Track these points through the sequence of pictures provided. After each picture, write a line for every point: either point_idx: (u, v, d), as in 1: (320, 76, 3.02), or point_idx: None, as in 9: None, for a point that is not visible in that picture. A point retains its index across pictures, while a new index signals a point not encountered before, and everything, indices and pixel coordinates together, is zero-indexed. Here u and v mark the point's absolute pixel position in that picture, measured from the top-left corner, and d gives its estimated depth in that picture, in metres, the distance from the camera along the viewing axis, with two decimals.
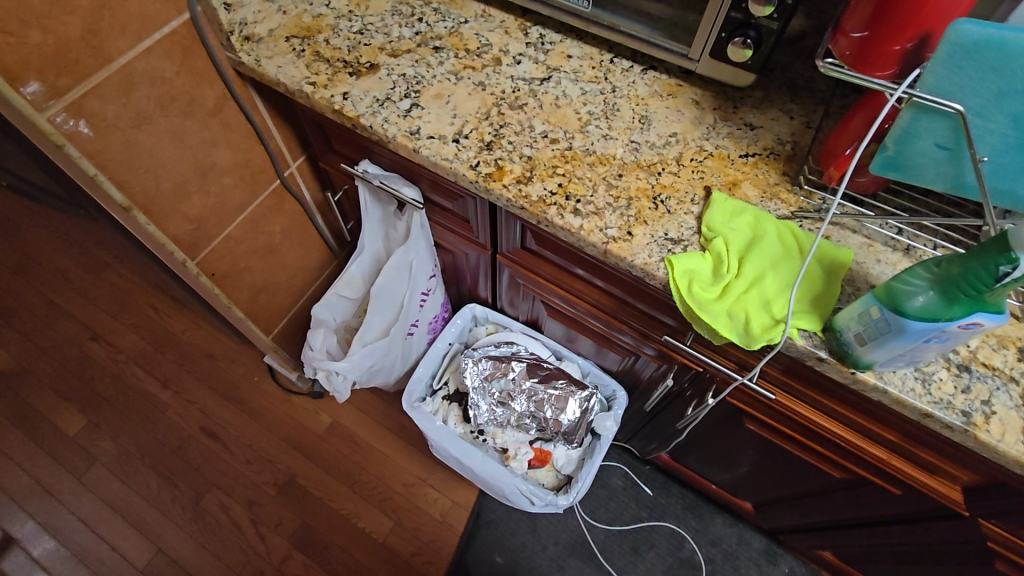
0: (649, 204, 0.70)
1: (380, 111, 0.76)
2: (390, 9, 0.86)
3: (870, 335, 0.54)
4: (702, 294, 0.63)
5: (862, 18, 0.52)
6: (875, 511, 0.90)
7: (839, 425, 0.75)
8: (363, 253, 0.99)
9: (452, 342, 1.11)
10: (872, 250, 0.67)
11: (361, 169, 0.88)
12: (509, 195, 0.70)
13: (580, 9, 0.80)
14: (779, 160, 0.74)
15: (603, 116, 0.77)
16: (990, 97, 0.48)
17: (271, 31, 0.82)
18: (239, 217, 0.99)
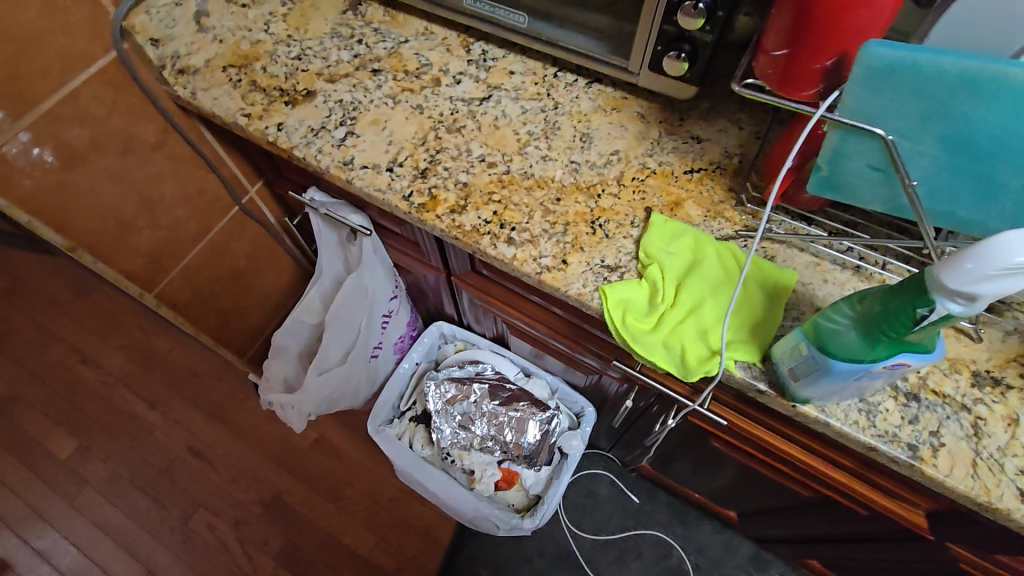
0: (587, 228, 0.67)
1: (314, 142, 0.74)
2: (330, 31, 0.84)
3: (802, 371, 0.51)
4: (637, 325, 0.61)
5: (778, 37, 0.48)
6: (848, 528, 0.87)
7: (794, 449, 0.72)
8: (323, 276, 0.98)
9: (419, 361, 1.10)
10: (820, 269, 0.64)
11: (309, 197, 0.88)
12: (443, 226, 0.68)
13: (518, 25, 0.78)
14: (724, 174, 0.71)
15: (543, 136, 0.75)
16: (914, 119, 0.45)
17: (208, 60, 0.80)
18: (196, 245, 1.01)
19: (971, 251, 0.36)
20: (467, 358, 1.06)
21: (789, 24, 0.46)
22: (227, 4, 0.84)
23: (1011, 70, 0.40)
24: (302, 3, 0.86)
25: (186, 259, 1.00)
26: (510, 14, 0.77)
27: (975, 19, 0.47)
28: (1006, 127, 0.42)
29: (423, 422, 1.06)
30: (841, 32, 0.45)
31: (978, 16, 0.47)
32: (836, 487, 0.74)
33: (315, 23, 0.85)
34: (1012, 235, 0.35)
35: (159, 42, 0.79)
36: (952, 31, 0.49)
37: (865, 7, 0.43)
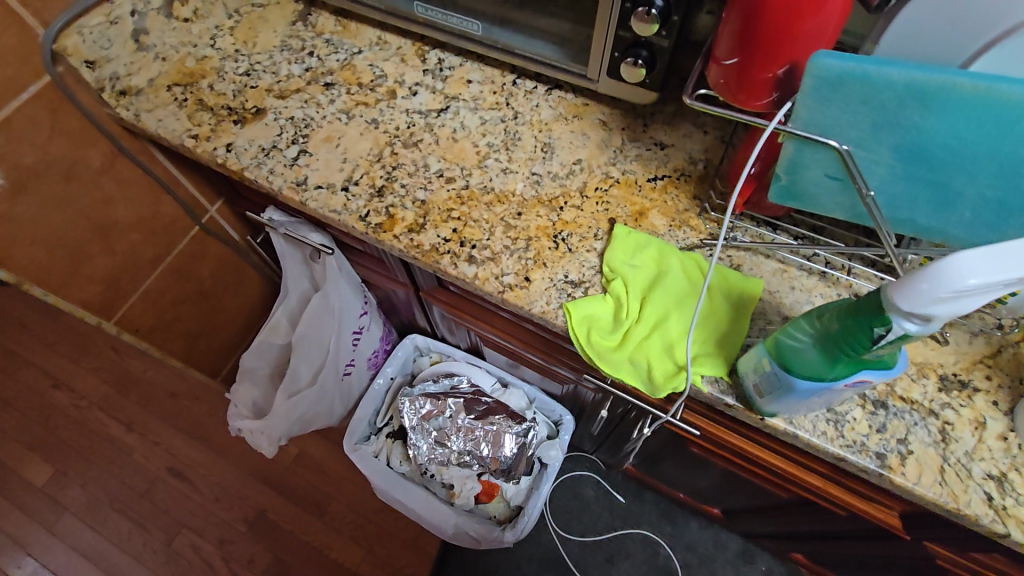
0: (550, 242, 0.66)
1: (265, 162, 0.72)
2: (279, 44, 0.81)
3: (766, 387, 0.50)
4: (602, 343, 0.60)
5: (729, 44, 0.46)
6: (828, 525, 0.87)
7: (773, 456, 0.71)
8: (289, 295, 0.96)
9: (394, 376, 1.08)
10: (787, 275, 0.63)
11: (267, 218, 0.86)
12: (401, 246, 0.66)
13: (473, 33, 0.75)
14: (690, 182, 0.69)
15: (503, 147, 0.72)
16: (866, 130, 0.43)
17: (151, 80, 0.77)
18: (156, 269, 0.98)
19: (926, 271, 0.35)
20: (441, 371, 1.04)
21: (738, 31, 0.45)
22: (168, 20, 0.81)
23: (959, 80, 0.39)
24: (249, 15, 0.83)
25: (145, 283, 0.97)
26: (464, 23, 0.74)
27: (921, 26, 0.47)
28: (957, 137, 0.42)
29: (400, 437, 1.04)
30: (791, 39, 0.43)
31: (923, 23, 0.47)
32: (812, 490, 0.74)
33: (263, 36, 0.82)
34: (967, 255, 0.34)
35: (95, 63, 0.75)
36: (899, 41, 0.49)
37: (815, 14, 0.41)
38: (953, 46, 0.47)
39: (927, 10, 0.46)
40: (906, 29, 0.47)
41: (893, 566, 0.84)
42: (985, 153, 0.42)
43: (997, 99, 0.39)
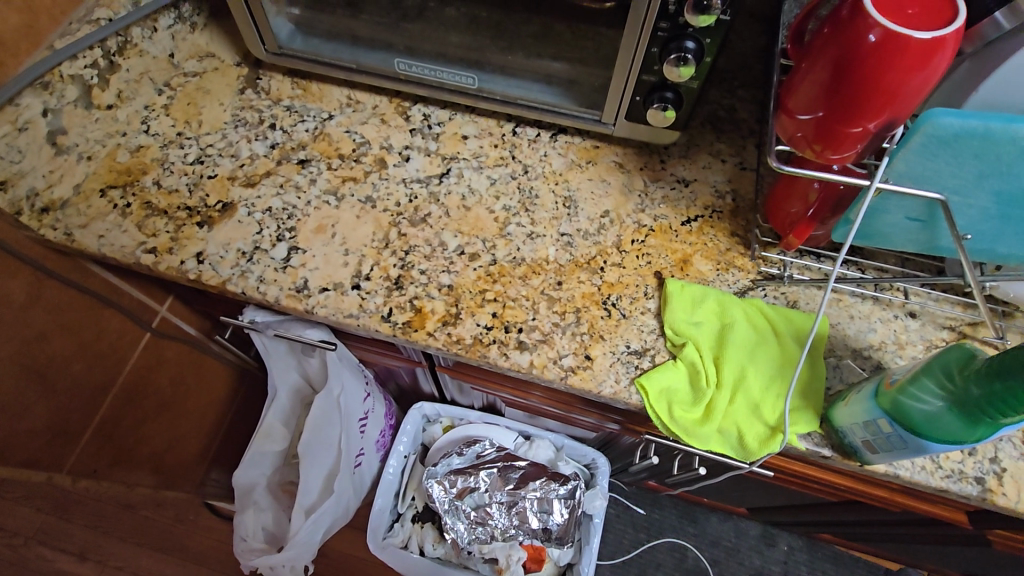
0: (601, 311, 0.60)
1: (251, 269, 0.60)
2: (231, 119, 0.69)
3: (882, 445, 0.48)
4: (686, 416, 0.56)
5: (812, 96, 0.42)
6: (875, 518, 0.89)
7: (846, 478, 0.68)
8: (279, 395, 0.84)
9: (408, 453, 0.98)
10: (843, 304, 0.61)
11: (248, 318, 0.72)
12: (439, 343, 0.58)
13: (466, 86, 0.68)
14: (724, 218, 0.66)
15: (522, 208, 0.66)
16: (969, 178, 0.41)
17: (78, 187, 0.63)
18: (108, 396, 0.81)
19: None
20: (461, 438, 0.95)
21: (824, 87, 0.41)
22: (86, 109, 0.65)
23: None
24: (185, 88, 0.71)
25: (94, 419, 0.80)
26: (456, 76, 0.67)
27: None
28: None
29: (430, 518, 0.98)
30: (889, 95, 0.39)
31: None
32: (875, 498, 0.73)
33: (209, 112, 0.69)
34: None
35: (7, 184, 0.59)
36: (1004, 86, 0.43)
37: (920, 68, 0.38)
38: None
39: None
40: (1014, 76, 0.42)
41: (938, 541, 0.87)
42: None
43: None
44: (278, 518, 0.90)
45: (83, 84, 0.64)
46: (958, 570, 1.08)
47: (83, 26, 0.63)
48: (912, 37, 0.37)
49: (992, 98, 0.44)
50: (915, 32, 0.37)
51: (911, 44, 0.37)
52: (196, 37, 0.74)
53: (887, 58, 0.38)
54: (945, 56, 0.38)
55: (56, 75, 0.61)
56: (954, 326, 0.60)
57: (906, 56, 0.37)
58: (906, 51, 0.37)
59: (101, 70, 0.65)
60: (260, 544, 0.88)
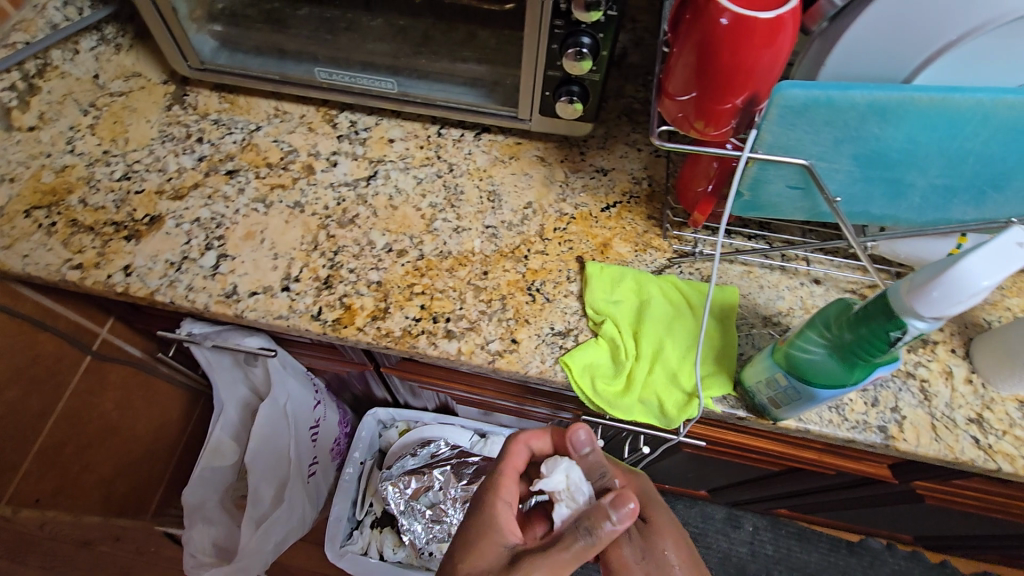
0: (525, 296, 0.63)
1: (179, 278, 0.61)
2: (158, 135, 0.70)
3: (783, 399, 0.51)
4: (608, 390, 0.58)
5: (685, 79, 0.46)
6: (818, 485, 0.92)
7: (775, 443, 0.72)
8: (226, 409, 0.84)
9: (364, 460, 0.99)
10: (753, 276, 0.65)
11: (186, 331, 0.73)
12: (368, 338, 0.59)
13: (387, 91, 0.71)
14: (640, 203, 0.69)
15: (448, 205, 0.68)
16: (828, 144, 0.46)
17: (1, 209, 0.63)
18: (47, 421, 0.80)
19: (936, 280, 0.38)
20: (415, 440, 0.96)
21: (693, 69, 0.45)
22: (6, 132, 0.66)
23: (917, 95, 0.41)
24: (111, 108, 0.71)
25: (34, 446, 0.79)
26: (376, 82, 0.69)
27: (866, 46, 0.46)
28: (912, 141, 0.44)
29: (388, 522, 0.99)
30: (747, 72, 0.43)
31: (868, 42, 0.46)
32: (807, 462, 0.77)
33: (135, 129, 0.70)
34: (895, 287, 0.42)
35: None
36: (845, 61, 0.48)
37: (769, 45, 0.42)
38: (893, 64, 0.47)
39: (873, 29, 0.45)
40: (852, 48, 0.47)
41: (876, 501, 0.92)
42: (936, 151, 0.45)
43: (949, 106, 0.42)
44: (229, 531, 0.91)
45: (1, 107, 0.65)
46: (908, 532, 1.12)
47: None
48: (757, 18, 0.41)
49: (840, 70, 0.48)
50: (759, 13, 0.41)
51: (756, 25, 0.41)
52: (121, 57, 0.75)
53: (739, 38, 0.41)
54: (788, 34, 0.42)
55: None
56: (855, 289, 0.64)
57: (754, 36, 0.41)
58: (754, 31, 0.41)
59: (21, 93, 0.66)
60: (210, 559, 0.88)
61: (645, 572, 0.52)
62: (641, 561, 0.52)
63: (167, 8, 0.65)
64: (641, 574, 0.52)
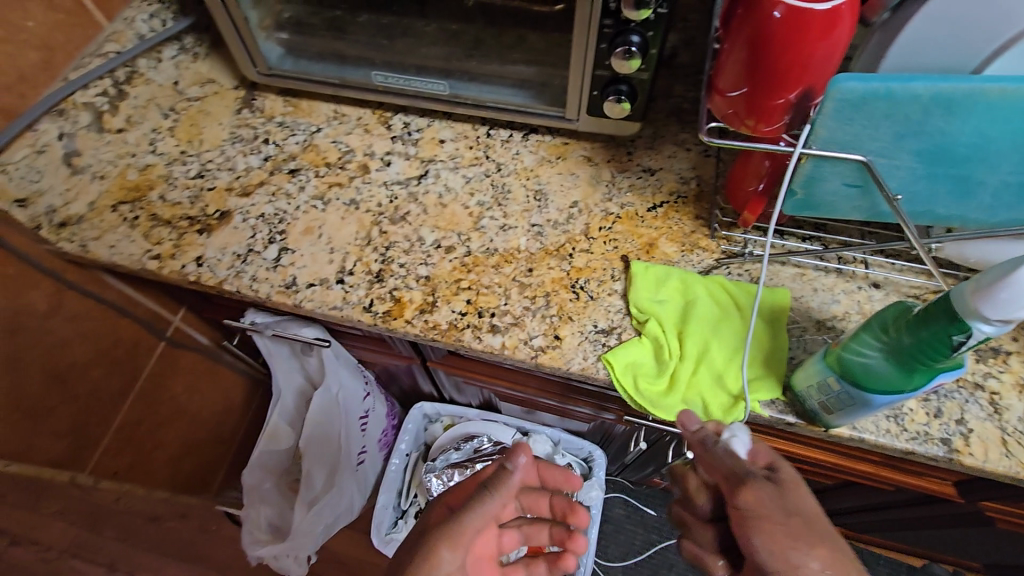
0: (569, 294, 0.63)
1: (245, 269, 0.65)
2: (228, 137, 0.76)
3: (835, 405, 0.50)
4: (651, 390, 0.58)
5: (735, 74, 0.46)
6: (874, 501, 0.88)
7: (825, 453, 0.69)
8: (283, 396, 0.90)
9: (409, 452, 1.03)
10: (807, 278, 0.63)
11: (249, 320, 0.78)
12: (416, 330, 0.62)
13: (438, 93, 0.73)
14: (688, 203, 0.69)
15: (495, 204, 0.70)
16: (888, 140, 0.44)
17: (92, 204, 0.69)
18: (126, 401, 0.87)
19: (1003, 280, 0.36)
20: (460, 435, 1.00)
21: (744, 63, 0.44)
22: (98, 133, 0.72)
23: (987, 86, 0.40)
24: (188, 112, 0.77)
25: (113, 423, 0.86)
26: (428, 84, 0.72)
27: (930, 36, 0.44)
28: (981, 134, 0.42)
29: None
30: (802, 65, 0.42)
31: (933, 31, 0.44)
32: (862, 475, 0.74)
33: (209, 131, 0.76)
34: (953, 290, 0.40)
35: (28, 201, 0.66)
36: (908, 52, 0.46)
37: (825, 38, 0.41)
38: (960, 55, 0.45)
39: (938, 17, 0.43)
40: (917, 40, 0.45)
41: (939, 522, 0.86)
42: (1010, 146, 0.43)
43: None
44: (283, 512, 0.96)
45: (95, 111, 0.72)
46: (975, 559, 1.05)
47: (94, 59, 0.72)
48: (813, 10, 0.40)
49: (904, 63, 0.47)
50: (816, 5, 0.40)
51: (813, 18, 0.40)
52: (198, 65, 0.80)
53: (794, 31, 0.41)
54: (845, 29, 0.41)
55: (71, 103, 0.70)
56: (918, 295, 0.62)
57: (810, 28, 0.41)
58: (811, 22, 0.40)
59: (111, 98, 0.73)
60: (265, 535, 0.93)
61: (781, 513, 0.43)
62: (774, 503, 0.44)
63: (240, 18, 0.69)
64: (774, 514, 0.43)
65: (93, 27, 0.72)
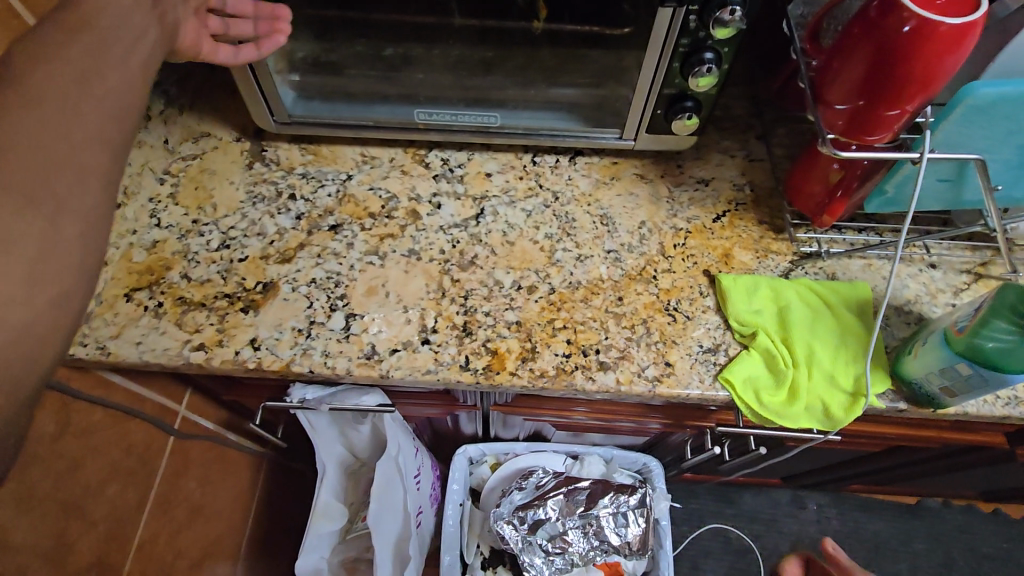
0: (666, 317, 0.62)
1: (312, 345, 0.58)
2: (246, 196, 0.67)
3: (961, 387, 0.52)
4: (773, 402, 0.58)
5: (849, 90, 0.47)
6: (912, 459, 0.95)
7: (893, 426, 0.73)
8: (328, 470, 0.82)
9: (462, 501, 0.96)
10: (874, 268, 0.66)
11: (297, 397, 0.70)
12: (524, 381, 0.57)
13: (488, 125, 0.67)
14: (749, 209, 0.69)
15: (564, 234, 0.67)
16: (998, 136, 0.49)
17: (99, 297, 0.58)
18: (143, 513, 0.74)
19: None
20: (513, 472, 0.96)
21: (862, 79, 0.46)
22: None
23: None
24: (188, 172, 0.67)
25: (132, 543, 0.73)
26: (480, 117, 0.67)
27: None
28: None
29: (500, 561, 0.98)
30: (926, 78, 0.44)
31: None
32: (923, 440, 0.78)
33: (221, 193, 0.66)
34: None
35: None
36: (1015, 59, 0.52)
37: (954, 51, 0.42)
38: None
39: None
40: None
41: (968, 466, 0.94)
42: None
43: None
44: None
45: None
46: (978, 490, 1.17)
47: None
48: (943, 25, 0.41)
49: (1005, 68, 0.53)
50: (945, 20, 0.41)
51: (943, 33, 0.41)
52: (185, 118, 0.71)
53: (923, 47, 0.42)
54: (974, 37, 0.42)
55: None
56: (970, 268, 0.66)
57: (941, 44, 0.42)
58: (941, 38, 0.42)
59: None
60: None
61: None
62: None
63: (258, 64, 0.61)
64: None
65: None
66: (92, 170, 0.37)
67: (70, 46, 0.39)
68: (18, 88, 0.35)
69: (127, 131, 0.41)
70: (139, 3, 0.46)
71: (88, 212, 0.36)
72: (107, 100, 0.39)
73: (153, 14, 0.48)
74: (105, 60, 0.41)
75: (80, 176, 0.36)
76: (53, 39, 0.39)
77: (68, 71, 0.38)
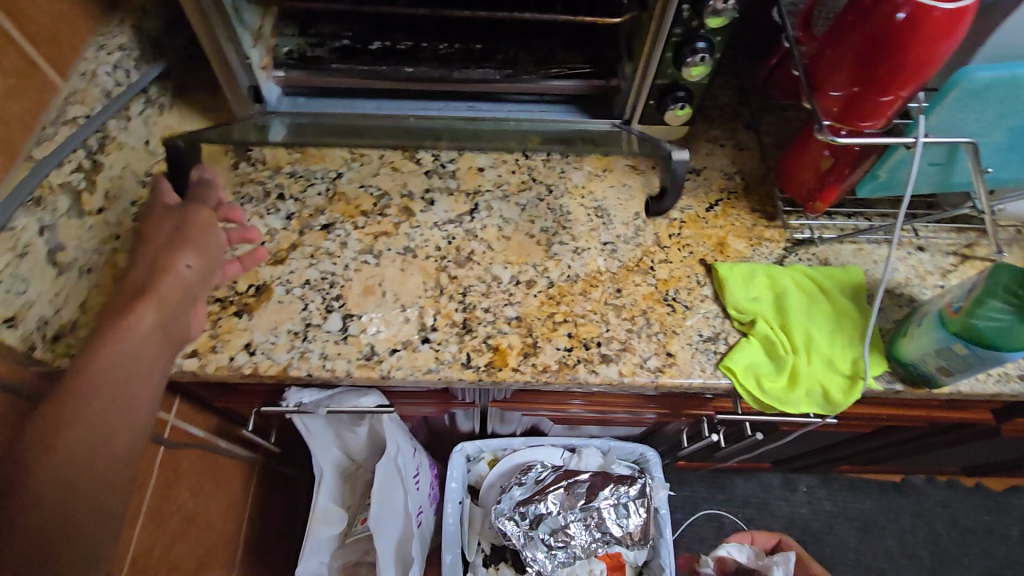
0: (665, 307, 0.62)
1: (310, 348, 0.57)
2: (234, 197, 0.65)
3: (957, 366, 0.54)
4: (774, 388, 0.59)
5: (844, 76, 0.48)
6: (899, 438, 0.97)
7: (885, 407, 0.75)
8: (325, 474, 0.81)
9: (461, 499, 0.96)
10: (865, 253, 0.67)
11: (293, 402, 0.68)
12: (527, 376, 0.57)
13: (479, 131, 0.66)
14: (741, 197, 0.70)
15: (560, 227, 0.66)
16: (990, 120, 0.52)
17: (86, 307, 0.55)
18: (136, 526, 0.72)
19: None
20: (511, 468, 0.95)
21: (858, 65, 0.46)
22: (80, 219, 0.57)
23: None
24: None
25: (123, 560, 0.70)
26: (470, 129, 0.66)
27: None
28: None
29: (501, 558, 0.96)
30: (922, 63, 0.44)
31: None
32: (913, 419, 0.80)
33: None
34: None
35: (17, 318, 0.50)
36: None
37: (948, 35, 0.43)
38: None
39: None
40: None
41: (954, 444, 0.97)
42: None
43: None
44: None
45: (71, 190, 0.56)
46: (961, 465, 1.20)
47: (60, 127, 0.55)
48: (936, 10, 0.42)
49: None
50: (938, 4, 0.42)
51: (935, 18, 0.42)
52: (166, 118, 0.67)
53: (915, 33, 0.42)
54: (968, 21, 0.42)
55: (47, 188, 0.53)
56: (957, 250, 0.68)
57: (934, 29, 0.42)
58: (934, 24, 0.42)
59: (86, 172, 0.58)
60: None
61: None
62: None
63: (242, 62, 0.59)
64: None
65: (47, 87, 0.55)
66: (118, 468, 0.43)
67: (110, 370, 0.43)
68: (38, 486, 0.39)
69: (143, 441, 0.45)
70: (159, 339, 0.47)
71: (113, 493, 0.43)
72: (139, 389, 0.45)
73: (169, 340, 0.47)
74: (135, 396, 0.44)
75: (105, 494, 0.42)
76: (74, 388, 0.42)
77: (93, 420, 0.42)
